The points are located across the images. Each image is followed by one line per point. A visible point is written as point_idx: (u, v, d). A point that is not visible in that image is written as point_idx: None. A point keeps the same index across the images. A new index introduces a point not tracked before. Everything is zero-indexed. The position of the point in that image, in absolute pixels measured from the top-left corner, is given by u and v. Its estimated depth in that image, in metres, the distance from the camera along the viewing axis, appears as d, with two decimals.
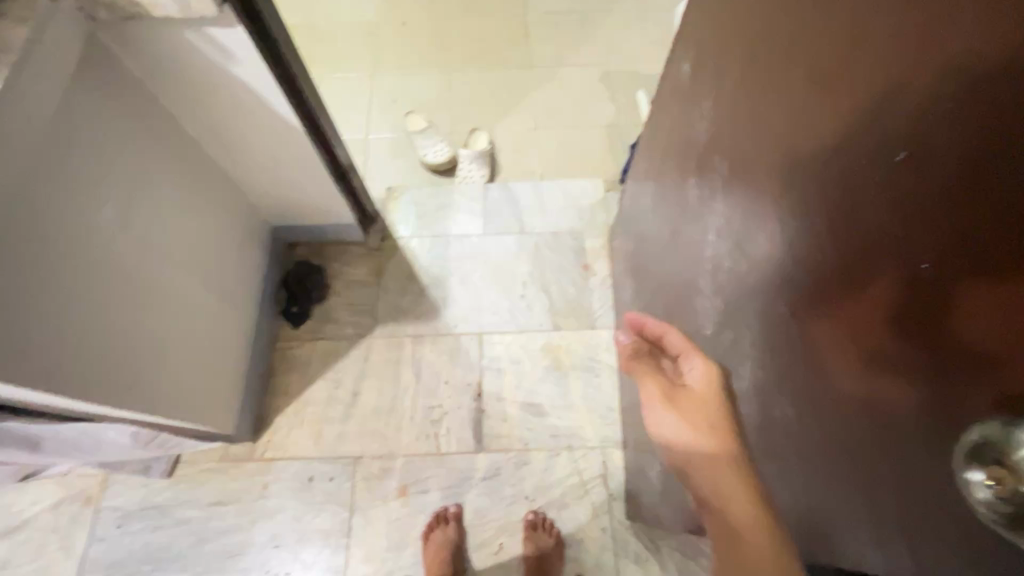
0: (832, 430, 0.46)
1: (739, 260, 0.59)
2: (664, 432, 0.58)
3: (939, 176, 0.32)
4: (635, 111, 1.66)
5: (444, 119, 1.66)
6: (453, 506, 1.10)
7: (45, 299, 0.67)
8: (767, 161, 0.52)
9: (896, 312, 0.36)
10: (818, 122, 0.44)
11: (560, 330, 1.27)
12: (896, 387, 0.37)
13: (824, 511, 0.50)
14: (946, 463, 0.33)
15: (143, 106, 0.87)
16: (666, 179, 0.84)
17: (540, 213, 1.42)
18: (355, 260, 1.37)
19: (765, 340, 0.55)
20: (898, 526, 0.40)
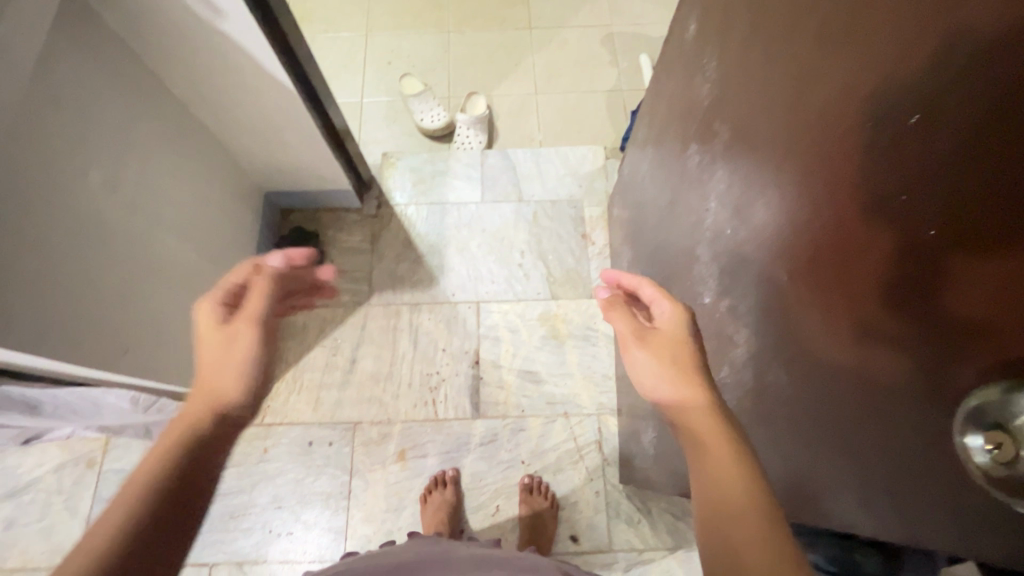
0: (825, 397, 0.46)
1: (737, 227, 0.58)
2: (633, 370, 0.60)
3: (941, 147, 0.31)
4: (637, 75, 1.61)
5: (440, 82, 1.61)
6: (450, 471, 1.12)
7: (33, 263, 0.66)
8: (770, 124, 0.50)
9: (894, 280, 0.36)
10: (824, 83, 0.42)
11: (558, 299, 1.27)
12: (889, 355, 0.37)
13: (812, 474, 0.51)
14: (935, 429, 0.34)
15: (125, 64, 0.84)
16: (667, 146, 0.82)
17: (539, 181, 1.40)
18: (351, 227, 1.35)
19: (762, 307, 0.54)
20: (885, 491, 0.41)
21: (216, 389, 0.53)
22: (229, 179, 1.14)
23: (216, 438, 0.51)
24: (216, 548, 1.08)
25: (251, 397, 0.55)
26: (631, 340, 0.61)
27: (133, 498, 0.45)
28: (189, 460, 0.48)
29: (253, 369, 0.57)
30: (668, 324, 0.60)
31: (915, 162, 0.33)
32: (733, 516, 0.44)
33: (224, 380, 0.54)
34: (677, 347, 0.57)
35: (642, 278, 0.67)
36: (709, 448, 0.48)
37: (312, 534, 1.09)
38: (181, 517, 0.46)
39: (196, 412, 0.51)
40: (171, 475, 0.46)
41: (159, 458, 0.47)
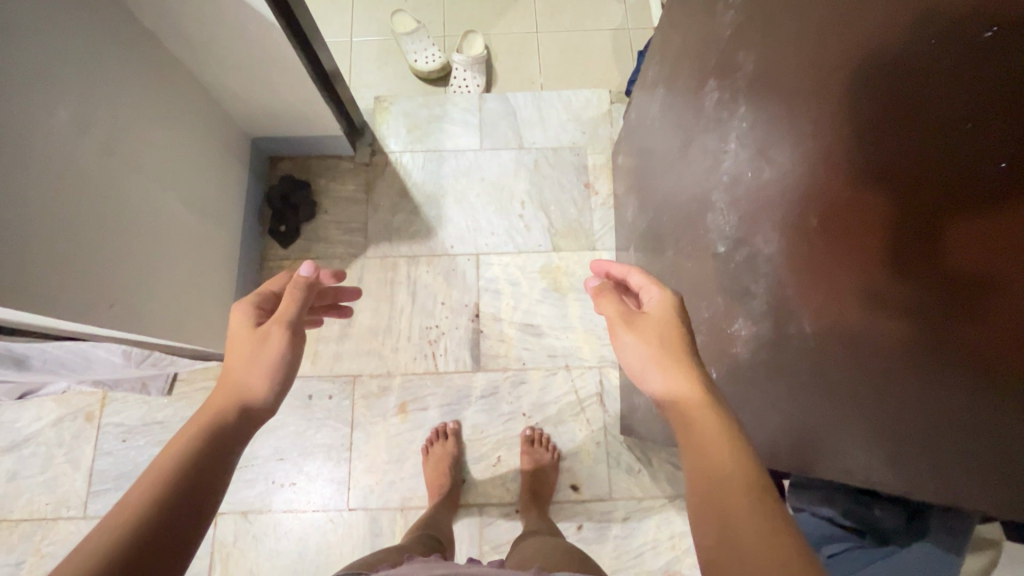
0: (835, 352, 0.47)
1: (760, 168, 0.54)
2: (622, 353, 0.60)
3: (943, 119, 0.33)
4: (646, 12, 1.51)
5: (435, 19, 1.51)
6: (450, 424, 1.12)
7: (9, 215, 0.61)
8: (805, 54, 0.46)
9: (917, 237, 0.36)
10: (855, 26, 0.40)
11: (559, 251, 1.24)
12: (910, 308, 0.38)
13: (819, 426, 0.52)
14: (959, 376, 0.35)
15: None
16: (680, 83, 0.76)
17: (540, 127, 1.33)
18: (343, 175, 1.29)
19: (786, 255, 0.51)
20: (900, 459, 0.43)
21: (238, 386, 0.56)
22: (213, 125, 1.07)
23: (234, 432, 0.53)
24: None
25: (272, 397, 0.58)
26: (620, 325, 0.61)
27: (173, 455, 0.48)
28: (212, 447, 0.50)
29: (281, 370, 0.59)
30: (656, 308, 0.61)
31: (921, 136, 0.35)
32: (728, 492, 0.43)
33: (250, 376, 0.57)
34: (664, 328, 0.58)
35: (634, 268, 0.68)
36: (703, 441, 0.47)
37: (316, 485, 1.10)
38: (201, 500, 0.46)
39: (219, 402, 0.55)
40: (193, 460, 0.48)
41: (203, 419, 0.52)
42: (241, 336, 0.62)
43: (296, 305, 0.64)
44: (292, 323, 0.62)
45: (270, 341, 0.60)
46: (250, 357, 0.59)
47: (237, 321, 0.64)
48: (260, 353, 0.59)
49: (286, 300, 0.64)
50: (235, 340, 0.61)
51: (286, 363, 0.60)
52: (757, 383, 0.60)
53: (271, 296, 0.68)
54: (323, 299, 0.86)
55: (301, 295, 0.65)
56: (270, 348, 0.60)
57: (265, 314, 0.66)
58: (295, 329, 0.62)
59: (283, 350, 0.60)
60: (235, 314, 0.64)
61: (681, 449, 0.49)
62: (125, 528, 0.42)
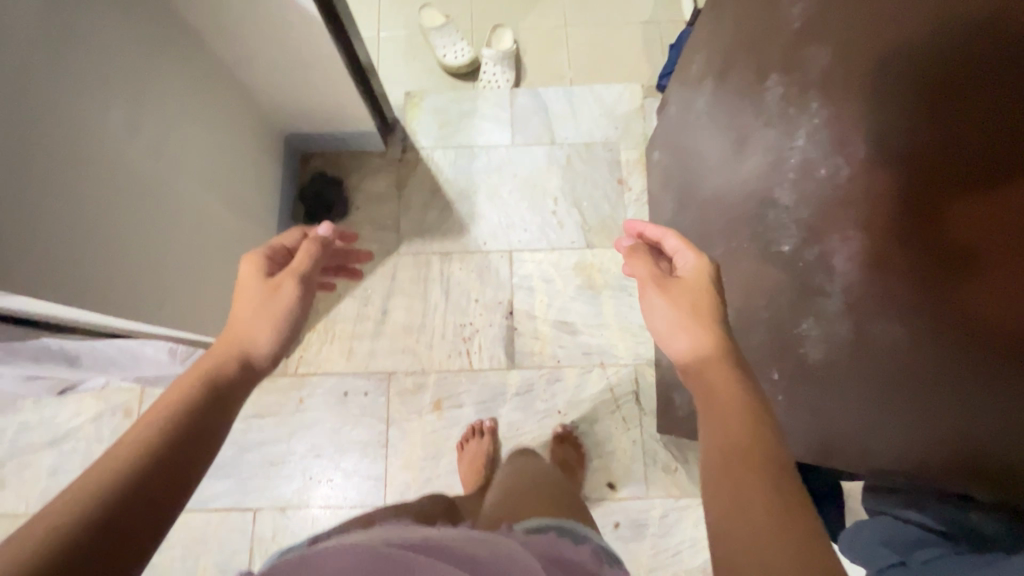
0: (869, 328, 0.50)
1: (838, 166, 0.52)
2: (650, 315, 0.63)
3: (966, 118, 0.38)
4: (676, 5, 1.50)
5: (462, 13, 1.50)
6: (489, 421, 1.12)
7: (61, 214, 0.62)
8: (883, 49, 0.45)
9: (941, 219, 0.40)
10: (908, 31, 0.42)
11: (593, 248, 1.22)
12: (931, 284, 0.42)
13: (845, 394, 0.56)
14: (964, 343, 0.40)
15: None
16: (733, 77, 0.75)
17: (572, 122, 1.31)
18: (375, 172, 1.28)
19: (875, 254, 0.48)
20: (912, 417, 0.48)
21: (242, 338, 0.60)
22: (252, 121, 1.07)
23: (235, 383, 0.56)
24: (258, 494, 1.10)
25: (272, 349, 0.62)
26: (651, 287, 0.64)
27: (174, 400, 0.50)
28: (214, 397, 0.53)
29: (285, 324, 0.64)
30: (689, 275, 0.63)
31: (952, 119, 0.39)
32: (743, 454, 0.44)
33: (255, 328, 0.61)
34: (697, 295, 0.60)
35: (668, 231, 0.70)
36: (725, 411, 0.48)
37: (352, 481, 1.11)
38: (203, 445, 0.49)
39: (221, 353, 0.58)
40: (196, 408, 0.51)
41: (202, 370, 0.55)
42: (251, 285, 0.67)
43: (309, 260, 0.71)
44: (304, 278, 0.68)
45: (282, 291, 0.66)
46: (260, 306, 0.63)
47: (247, 269, 0.69)
48: (270, 303, 0.65)
49: (301, 255, 0.71)
50: (242, 299, 0.65)
51: (293, 315, 0.66)
52: (827, 383, 0.59)
53: (280, 250, 0.73)
54: (334, 259, 0.87)
55: (314, 252, 0.72)
56: (280, 300, 0.65)
57: (273, 264, 0.71)
58: (305, 284, 0.68)
59: (292, 303, 0.65)
60: (244, 268, 0.69)
61: (700, 418, 0.50)
62: (120, 465, 0.44)
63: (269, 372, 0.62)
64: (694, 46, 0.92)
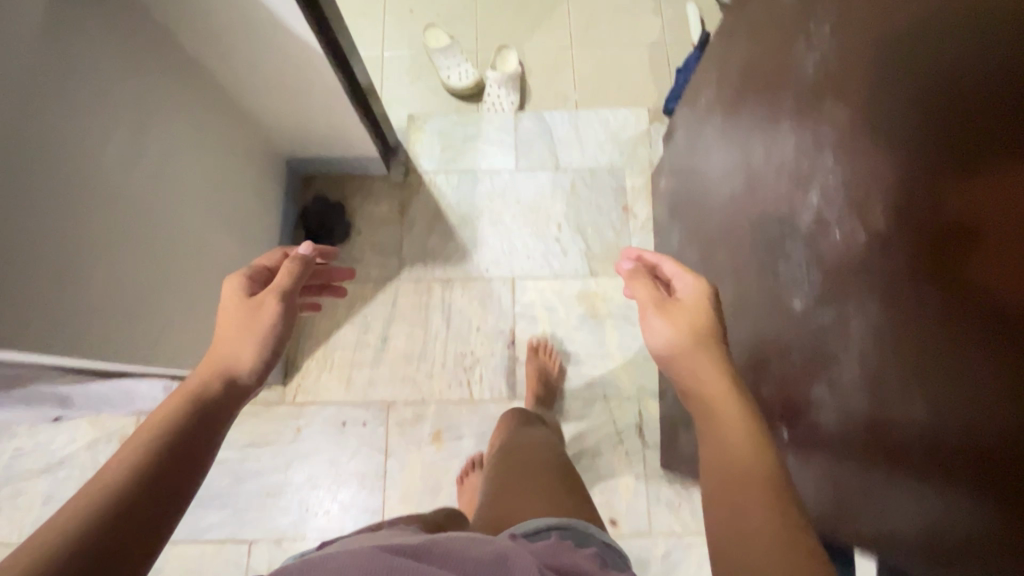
0: (881, 363, 0.47)
1: (852, 226, 0.50)
2: (649, 337, 0.60)
3: (981, 145, 0.35)
4: (683, 27, 1.49)
5: (466, 35, 1.49)
6: (536, 339, 1.16)
7: (57, 260, 0.60)
8: (897, 104, 0.43)
9: (960, 252, 0.37)
10: (922, 61, 0.40)
11: (597, 276, 1.20)
12: (944, 322, 0.39)
13: (853, 434, 0.52)
14: (972, 387, 0.37)
15: (145, 24, 0.74)
16: (743, 119, 0.73)
17: (577, 147, 1.29)
18: (378, 197, 1.26)
19: (885, 293, 0.46)
20: (901, 443, 0.45)
21: (226, 356, 0.57)
22: (254, 148, 1.06)
23: (223, 404, 0.53)
24: (253, 526, 1.08)
25: (259, 369, 0.58)
26: (651, 308, 0.61)
27: (160, 423, 0.48)
28: (198, 419, 0.50)
29: (268, 344, 0.60)
30: (689, 297, 0.60)
31: (967, 146, 0.36)
32: (745, 488, 0.44)
33: (241, 350, 0.58)
34: (697, 318, 0.57)
35: (667, 255, 0.68)
36: (729, 440, 0.48)
37: (349, 514, 1.09)
38: (188, 472, 0.46)
39: (207, 371, 0.54)
40: (182, 431, 0.48)
41: (189, 391, 0.52)
42: (234, 305, 0.63)
43: (290, 279, 0.66)
44: (284, 295, 0.64)
45: (264, 308, 0.62)
46: (242, 324, 0.60)
47: (233, 290, 0.65)
48: (252, 323, 0.61)
49: (282, 272, 0.67)
50: (227, 314, 0.61)
51: (275, 333, 0.61)
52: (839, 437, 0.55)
53: (263, 270, 0.70)
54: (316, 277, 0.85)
55: (296, 271, 0.67)
56: (262, 316, 0.61)
57: (257, 284, 0.67)
58: (288, 303, 0.64)
59: (274, 319, 0.61)
60: (228, 287, 0.65)
61: (700, 437, 0.50)
62: (105, 494, 0.42)
63: (255, 391, 0.58)
64: (704, 79, 0.91)
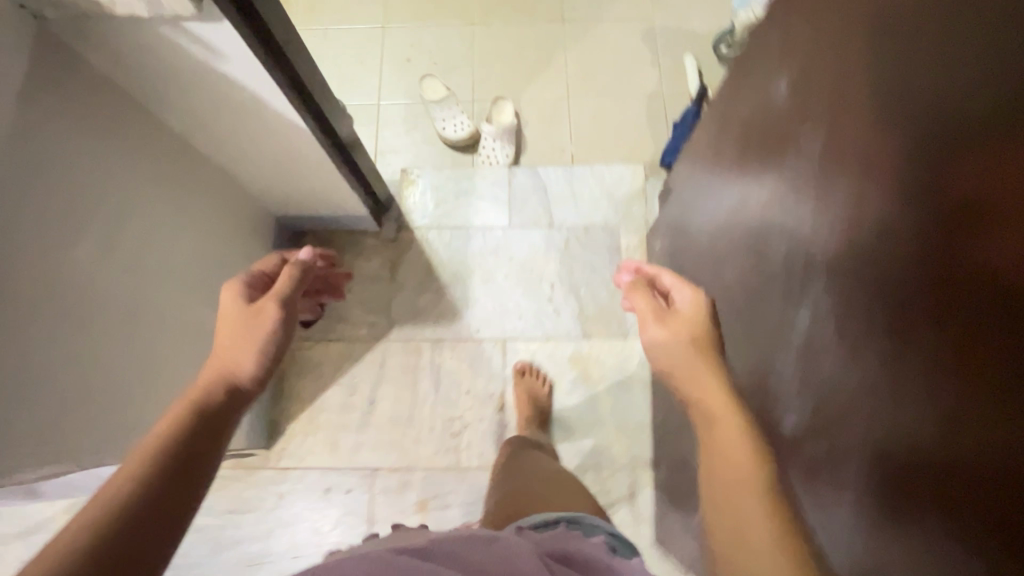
0: (860, 393, 0.43)
1: (835, 305, 0.46)
2: (646, 346, 0.58)
3: (970, 140, 0.32)
4: (681, 78, 1.48)
5: (463, 85, 1.49)
6: (522, 362, 1.15)
7: (17, 365, 0.58)
8: (872, 124, 0.40)
9: (948, 260, 0.34)
10: (893, 71, 0.38)
11: (589, 338, 1.18)
12: (934, 341, 0.35)
13: (836, 477, 0.47)
14: (968, 412, 0.32)
15: (128, 110, 0.73)
16: (734, 210, 0.71)
17: (571, 204, 1.28)
18: (368, 253, 1.25)
19: (863, 320, 0.42)
20: (887, 456, 0.40)
21: (228, 361, 0.54)
22: (241, 212, 1.05)
23: (229, 409, 0.51)
24: None
25: (262, 374, 0.55)
26: (650, 317, 0.59)
27: (169, 429, 0.46)
28: (207, 425, 0.48)
29: (270, 348, 0.57)
30: (687, 308, 0.59)
31: (953, 144, 0.33)
32: (743, 500, 0.41)
33: (242, 355, 0.55)
34: (696, 328, 0.56)
35: (665, 268, 0.67)
36: (726, 450, 0.45)
37: None
38: (194, 482, 0.44)
39: (212, 377, 0.52)
40: (187, 437, 0.46)
41: (195, 395, 0.50)
42: (232, 309, 0.61)
43: (290, 284, 0.63)
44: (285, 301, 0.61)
45: (263, 314, 0.59)
46: (242, 329, 0.57)
47: (232, 291, 0.63)
48: (251, 327, 0.58)
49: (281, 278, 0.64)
50: (227, 322, 0.59)
51: (275, 339, 0.58)
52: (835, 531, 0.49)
53: (262, 276, 0.67)
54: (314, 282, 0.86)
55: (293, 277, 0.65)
56: (262, 322, 0.58)
57: (255, 289, 0.65)
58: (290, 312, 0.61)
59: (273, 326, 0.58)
60: (227, 292, 0.63)
61: (698, 449, 0.47)
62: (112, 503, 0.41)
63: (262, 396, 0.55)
64: (700, 157, 0.90)
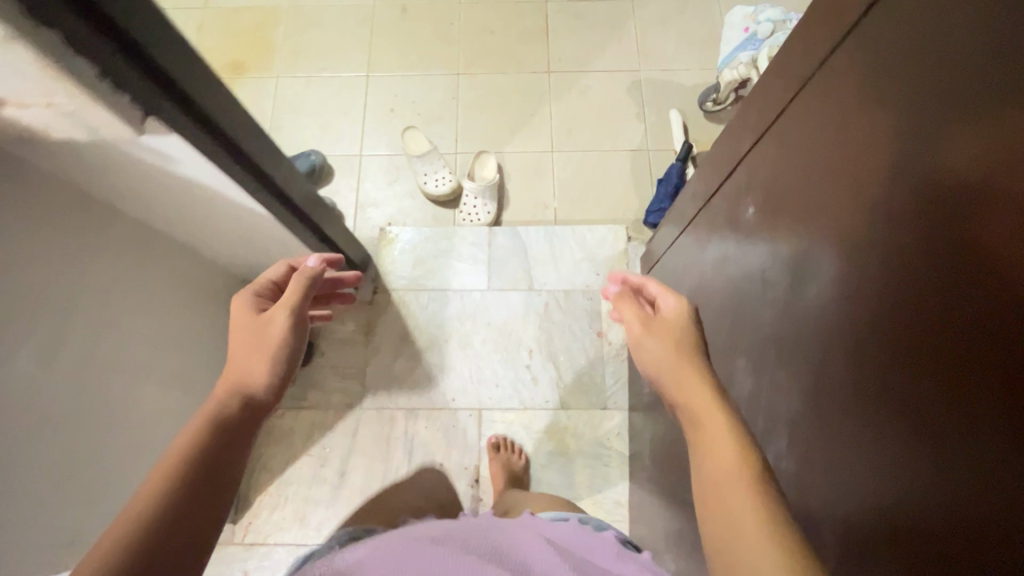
0: (822, 433, 0.45)
1: (804, 358, 0.48)
2: (638, 355, 0.62)
3: (922, 202, 0.35)
4: (667, 133, 1.46)
5: (447, 136, 1.47)
6: (497, 437, 1.12)
7: None
8: (839, 186, 0.43)
9: (902, 310, 0.36)
10: (860, 134, 0.41)
11: (567, 409, 1.16)
12: (891, 386, 0.37)
13: (798, 515, 0.49)
14: (920, 453, 0.34)
15: (78, 207, 0.71)
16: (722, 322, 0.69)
17: (552, 267, 1.26)
18: (344, 316, 1.22)
19: (827, 366, 0.44)
20: (847, 496, 0.42)
21: (238, 374, 0.58)
22: (207, 283, 1.02)
23: (243, 419, 0.54)
24: None
25: (270, 386, 0.58)
26: (637, 327, 0.64)
27: (190, 441, 0.50)
28: (225, 435, 0.52)
29: (278, 358, 0.61)
30: (670, 313, 0.64)
31: (908, 203, 0.36)
32: (728, 492, 0.44)
33: (250, 367, 0.58)
34: (678, 331, 0.61)
35: (649, 276, 0.72)
36: (713, 442, 0.47)
37: None
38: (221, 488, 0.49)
39: (224, 391, 0.56)
40: (210, 446, 0.50)
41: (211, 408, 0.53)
42: (244, 321, 0.65)
43: (299, 293, 0.67)
44: (296, 311, 0.65)
45: (272, 325, 0.64)
46: (252, 338, 0.61)
47: (240, 304, 0.67)
48: (260, 340, 0.62)
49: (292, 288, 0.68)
50: (237, 325, 0.64)
51: (285, 348, 0.62)
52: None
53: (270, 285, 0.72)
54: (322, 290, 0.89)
55: (304, 284, 0.68)
56: (271, 331, 0.63)
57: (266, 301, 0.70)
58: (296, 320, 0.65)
59: (281, 334, 0.62)
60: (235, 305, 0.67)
61: (689, 448, 0.49)
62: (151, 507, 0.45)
63: (271, 409, 0.59)
64: (689, 246, 0.87)
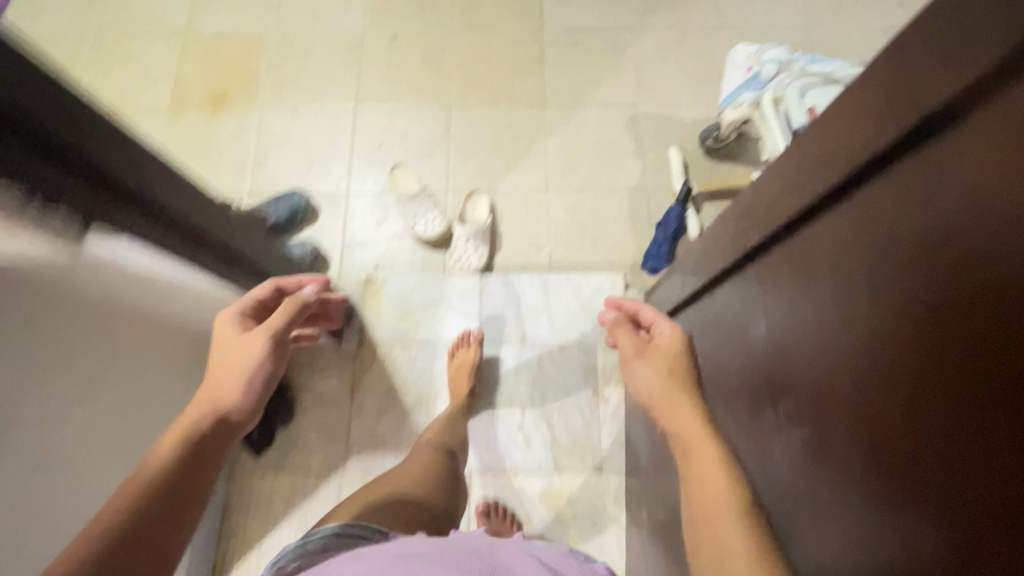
0: (828, 453, 0.45)
1: (811, 389, 0.47)
2: (631, 378, 0.65)
3: (937, 223, 0.34)
4: (665, 170, 1.41)
5: (437, 173, 1.41)
6: (486, 502, 1.06)
7: None
8: (855, 215, 0.42)
9: (917, 333, 0.35)
10: (867, 153, 0.40)
11: (561, 473, 1.10)
12: (905, 406, 0.37)
13: (804, 535, 0.48)
14: (940, 473, 0.34)
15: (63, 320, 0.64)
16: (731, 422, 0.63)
17: (545, 317, 1.21)
18: (327, 371, 1.17)
19: (835, 389, 0.44)
20: (860, 515, 0.41)
21: (215, 390, 0.56)
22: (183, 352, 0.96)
23: (215, 438, 0.52)
24: None
25: (247, 404, 0.57)
26: (632, 355, 0.67)
27: (162, 454, 0.49)
28: (193, 453, 0.50)
29: (255, 376, 0.59)
30: (665, 341, 0.66)
31: (923, 223, 0.35)
32: (716, 513, 0.44)
33: (227, 384, 0.57)
34: (670, 355, 0.63)
35: (646, 302, 0.75)
36: (698, 464, 0.48)
37: None
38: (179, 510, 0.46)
39: (199, 404, 0.54)
40: (177, 463, 0.48)
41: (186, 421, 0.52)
42: (226, 337, 0.64)
43: (285, 318, 0.67)
44: (278, 333, 0.64)
45: (252, 343, 0.62)
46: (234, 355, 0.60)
47: (224, 321, 0.66)
48: (238, 358, 0.60)
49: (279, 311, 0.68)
50: (220, 346, 0.63)
51: (264, 367, 0.61)
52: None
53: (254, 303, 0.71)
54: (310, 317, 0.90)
55: (291, 310, 0.68)
56: (251, 347, 0.62)
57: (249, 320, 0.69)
58: (278, 341, 0.64)
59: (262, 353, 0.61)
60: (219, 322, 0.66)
61: (679, 474, 0.50)
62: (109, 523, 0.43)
63: (245, 429, 0.56)
64: (691, 323, 0.82)
